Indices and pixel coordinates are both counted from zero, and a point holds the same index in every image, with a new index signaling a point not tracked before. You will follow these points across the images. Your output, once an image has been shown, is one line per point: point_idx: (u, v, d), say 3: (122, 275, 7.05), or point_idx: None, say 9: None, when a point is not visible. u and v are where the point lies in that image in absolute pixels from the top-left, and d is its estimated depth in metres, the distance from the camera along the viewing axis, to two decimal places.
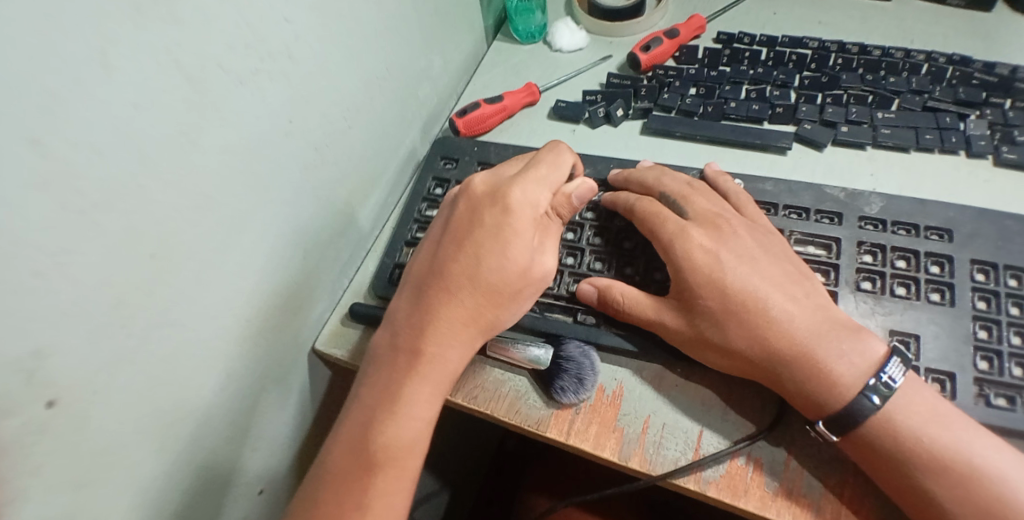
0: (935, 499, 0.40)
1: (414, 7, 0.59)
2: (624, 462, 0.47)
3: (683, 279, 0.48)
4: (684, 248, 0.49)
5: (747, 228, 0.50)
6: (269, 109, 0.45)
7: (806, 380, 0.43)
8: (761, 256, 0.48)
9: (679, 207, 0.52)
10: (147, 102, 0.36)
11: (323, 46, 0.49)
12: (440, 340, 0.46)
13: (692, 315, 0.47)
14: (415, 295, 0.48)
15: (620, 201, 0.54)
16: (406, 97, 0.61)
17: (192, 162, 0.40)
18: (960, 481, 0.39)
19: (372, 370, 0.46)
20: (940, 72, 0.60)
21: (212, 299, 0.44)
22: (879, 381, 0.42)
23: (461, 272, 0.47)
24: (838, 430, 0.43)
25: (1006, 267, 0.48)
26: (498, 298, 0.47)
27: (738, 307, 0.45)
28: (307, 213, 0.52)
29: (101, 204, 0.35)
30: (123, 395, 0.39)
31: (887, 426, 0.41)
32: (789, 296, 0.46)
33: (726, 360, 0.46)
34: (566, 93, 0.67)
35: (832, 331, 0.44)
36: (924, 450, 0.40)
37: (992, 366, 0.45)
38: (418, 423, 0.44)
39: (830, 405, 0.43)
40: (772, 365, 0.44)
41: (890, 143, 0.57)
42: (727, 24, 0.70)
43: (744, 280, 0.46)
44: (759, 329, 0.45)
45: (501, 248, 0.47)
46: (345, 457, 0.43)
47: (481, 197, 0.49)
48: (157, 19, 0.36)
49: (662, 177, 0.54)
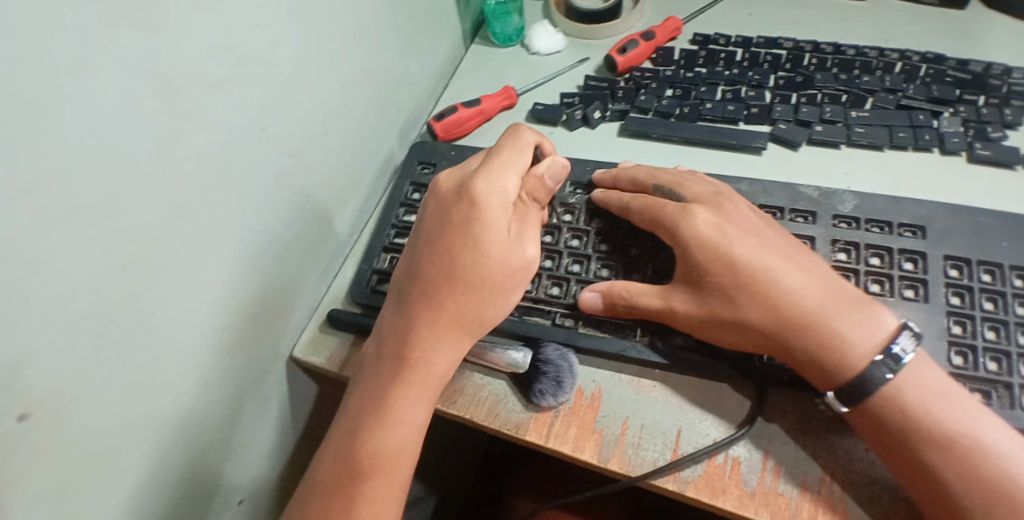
0: (937, 473, 0.40)
1: (389, 12, 0.59)
2: (602, 463, 0.47)
3: (692, 255, 0.47)
4: (692, 225, 0.48)
5: (747, 204, 0.50)
6: (244, 115, 0.45)
7: (818, 351, 0.43)
8: (767, 230, 0.47)
9: (676, 194, 0.52)
10: (116, 113, 0.36)
11: (297, 52, 0.48)
12: (422, 343, 0.45)
13: (702, 293, 0.46)
14: (397, 303, 0.48)
15: (613, 201, 0.54)
16: (383, 102, 0.61)
17: (166, 171, 0.40)
18: (964, 456, 0.39)
19: (361, 379, 0.47)
20: (914, 70, 0.60)
21: (188, 308, 0.44)
22: (888, 355, 0.42)
23: (436, 273, 0.46)
24: (849, 400, 0.42)
25: (980, 262, 0.49)
26: (477, 294, 0.46)
27: (748, 280, 0.45)
28: (283, 219, 0.51)
29: (72, 217, 0.35)
30: (97, 405, 0.39)
31: (896, 400, 0.41)
32: (797, 267, 0.45)
33: (738, 335, 0.46)
34: (544, 96, 0.68)
35: (842, 302, 0.44)
36: (931, 424, 0.40)
37: (966, 361, 0.45)
38: (406, 428, 0.44)
39: (842, 374, 0.43)
40: (785, 337, 0.44)
41: (864, 142, 0.57)
42: (703, 25, 0.70)
43: (753, 253, 0.45)
44: (772, 300, 0.44)
45: (472, 240, 0.46)
46: (333, 469, 0.43)
47: (450, 195, 0.48)
48: (127, 30, 0.36)
49: (653, 172, 0.54)
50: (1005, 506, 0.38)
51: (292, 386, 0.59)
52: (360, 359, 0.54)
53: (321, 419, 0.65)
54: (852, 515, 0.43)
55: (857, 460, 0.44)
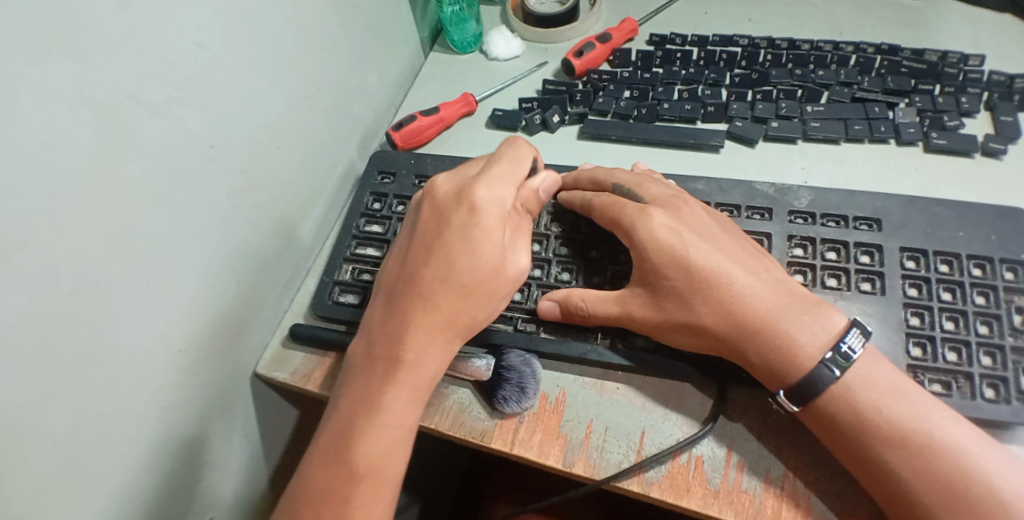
0: (892, 469, 0.40)
1: (340, 24, 0.59)
2: (568, 468, 0.47)
3: (647, 259, 0.47)
4: (646, 229, 0.47)
5: (703, 208, 0.50)
6: (190, 135, 0.44)
7: (768, 351, 0.43)
8: (720, 234, 0.47)
9: (634, 194, 0.52)
10: (54, 139, 0.36)
11: (242, 69, 0.48)
12: (416, 344, 0.44)
13: (658, 297, 0.46)
14: (389, 303, 0.47)
15: (577, 199, 0.54)
16: (338, 115, 0.61)
17: (112, 196, 0.40)
18: (917, 450, 0.40)
19: (351, 379, 0.45)
20: (869, 63, 0.61)
21: (142, 332, 0.44)
22: (838, 352, 0.42)
23: (430, 274, 0.46)
24: (798, 400, 0.43)
25: (937, 253, 0.49)
26: (472, 298, 0.46)
27: (702, 283, 0.45)
28: (238, 236, 0.51)
29: (15, 245, 0.35)
30: (51, 436, 0.39)
31: (846, 398, 0.41)
32: (749, 271, 0.45)
33: (693, 338, 0.46)
34: (503, 102, 0.68)
35: (793, 304, 0.44)
36: (882, 421, 0.41)
37: (925, 352, 0.46)
38: (397, 432, 0.43)
39: (791, 374, 0.43)
40: (737, 338, 0.44)
41: (820, 136, 0.58)
42: (660, 25, 0.71)
43: (706, 256, 0.45)
44: (724, 303, 0.44)
45: (471, 245, 0.46)
46: (323, 472, 0.42)
47: (447, 198, 0.48)
48: (59, 54, 0.36)
49: (612, 171, 0.54)
50: (958, 498, 0.38)
51: (259, 403, 0.58)
52: (325, 373, 0.54)
53: (292, 435, 0.65)
54: (813, 509, 0.43)
55: (815, 456, 0.45)
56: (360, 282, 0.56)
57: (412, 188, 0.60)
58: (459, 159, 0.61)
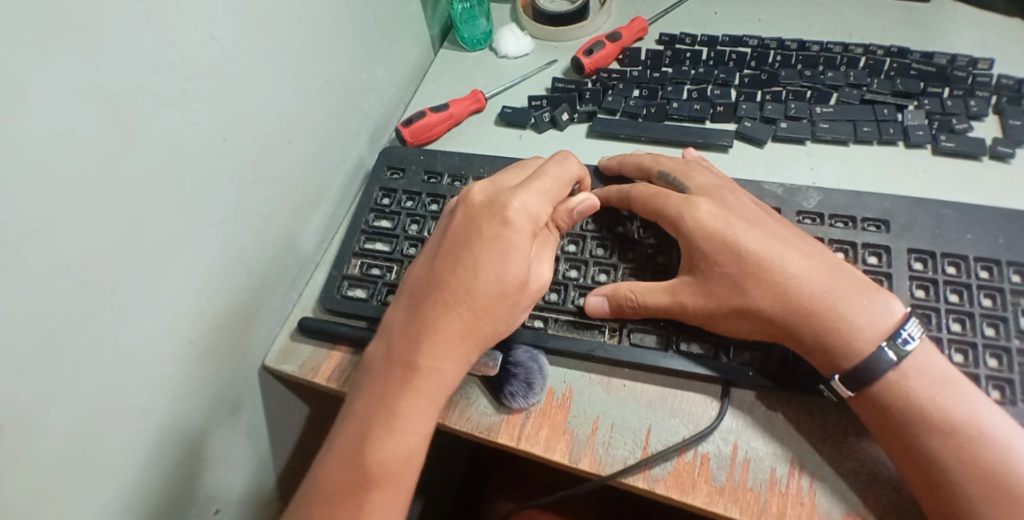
0: (938, 459, 0.40)
1: (350, 20, 0.59)
2: (574, 464, 0.47)
3: (698, 246, 0.47)
4: (693, 216, 0.48)
5: (748, 198, 0.51)
6: (201, 128, 0.45)
7: (824, 335, 0.43)
8: (769, 221, 0.48)
9: (680, 183, 0.52)
10: (67, 130, 0.36)
11: (253, 63, 0.48)
12: (439, 352, 0.44)
13: (709, 283, 0.46)
14: (413, 308, 0.46)
15: (614, 194, 0.54)
16: (348, 110, 0.62)
17: (121, 187, 0.40)
18: (965, 442, 0.40)
19: (370, 383, 0.45)
20: (878, 65, 0.61)
21: (151, 323, 0.44)
22: (894, 340, 0.42)
23: (456, 282, 0.45)
24: (854, 385, 0.43)
25: (945, 255, 0.49)
26: (498, 311, 0.46)
27: (756, 268, 0.45)
28: (247, 230, 0.51)
29: (25, 235, 0.35)
30: (60, 425, 0.39)
31: (901, 385, 0.42)
32: (803, 255, 0.46)
33: (747, 324, 0.46)
34: (512, 100, 0.68)
35: (849, 289, 0.44)
36: (935, 410, 0.41)
37: (967, 358, 0.45)
38: (414, 439, 0.43)
39: (849, 357, 0.43)
40: (792, 322, 0.44)
41: (828, 137, 0.58)
42: (669, 25, 0.71)
43: (757, 243, 0.46)
44: (779, 287, 0.45)
45: (501, 256, 0.46)
46: (340, 475, 0.42)
47: (481, 206, 0.48)
48: (72, 46, 0.36)
49: (657, 159, 0.55)
50: (1001, 490, 0.38)
51: (266, 396, 0.59)
52: (332, 366, 0.54)
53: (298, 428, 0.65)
54: (818, 508, 0.43)
55: (821, 457, 0.45)
56: (368, 277, 0.56)
57: (421, 184, 0.60)
58: (467, 155, 0.61)
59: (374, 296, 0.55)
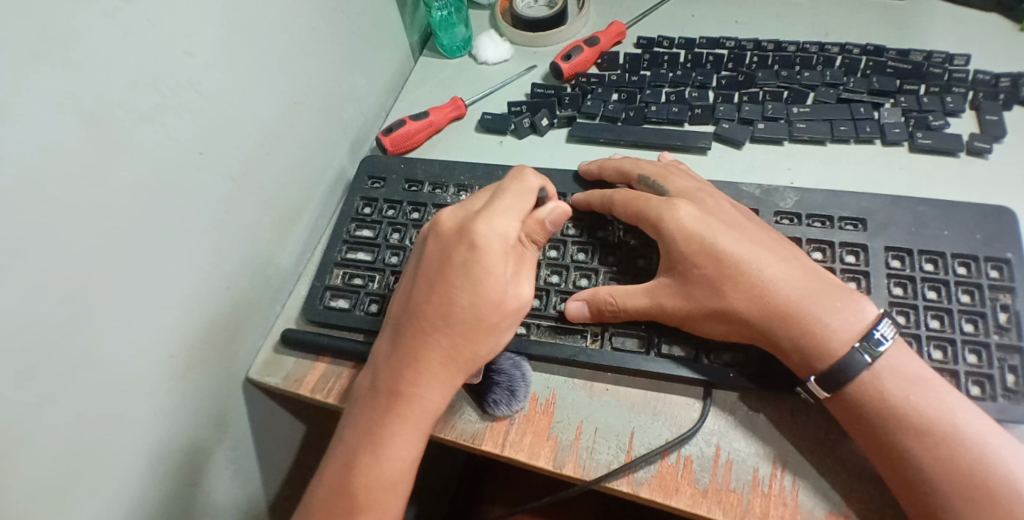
0: (913, 458, 0.40)
1: (328, 30, 0.59)
2: (558, 469, 0.47)
3: (676, 249, 0.48)
4: (673, 220, 0.48)
5: (727, 201, 0.51)
6: (178, 141, 0.45)
7: (799, 337, 0.44)
8: (747, 224, 0.48)
9: (660, 186, 0.53)
10: (45, 149, 0.36)
11: (231, 76, 0.48)
12: (419, 379, 0.45)
13: (687, 285, 0.47)
14: (395, 338, 0.47)
15: (595, 198, 0.54)
16: (328, 120, 0.62)
17: (100, 202, 0.40)
18: (940, 440, 0.40)
19: (357, 411, 0.46)
20: (854, 64, 0.61)
21: (131, 340, 0.44)
22: (869, 340, 0.42)
23: (432, 311, 0.46)
24: (830, 386, 0.43)
25: (922, 252, 0.49)
26: (475, 334, 0.45)
27: (733, 270, 0.45)
28: (228, 243, 0.51)
29: (5, 253, 0.35)
30: (43, 443, 0.39)
31: (876, 386, 0.42)
32: (781, 258, 0.46)
33: (724, 326, 0.46)
34: (493, 106, 0.68)
35: (823, 291, 0.44)
36: (909, 409, 0.41)
37: (946, 355, 0.45)
38: (400, 465, 0.44)
39: (824, 359, 0.43)
40: (768, 324, 0.44)
41: (805, 137, 0.59)
42: (648, 28, 0.71)
43: (734, 246, 0.46)
44: (755, 289, 0.45)
45: (472, 281, 0.45)
46: (327, 500, 0.43)
47: (451, 234, 0.47)
48: (46, 65, 0.36)
49: (637, 163, 0.55)
50: (976, 487, 0.39)
51: (252, 408, 0.59)
52: (316, 378, 0.54)
53: (285, 438, 0.66)
54: (800, 507, 0.43)
55: (803, 458, 0.45)
56: (350, 287, 0.56)
57: (403, 192, 0.60)
58: (448, 163, 0.61)
59: (358, 305, 0.55)
